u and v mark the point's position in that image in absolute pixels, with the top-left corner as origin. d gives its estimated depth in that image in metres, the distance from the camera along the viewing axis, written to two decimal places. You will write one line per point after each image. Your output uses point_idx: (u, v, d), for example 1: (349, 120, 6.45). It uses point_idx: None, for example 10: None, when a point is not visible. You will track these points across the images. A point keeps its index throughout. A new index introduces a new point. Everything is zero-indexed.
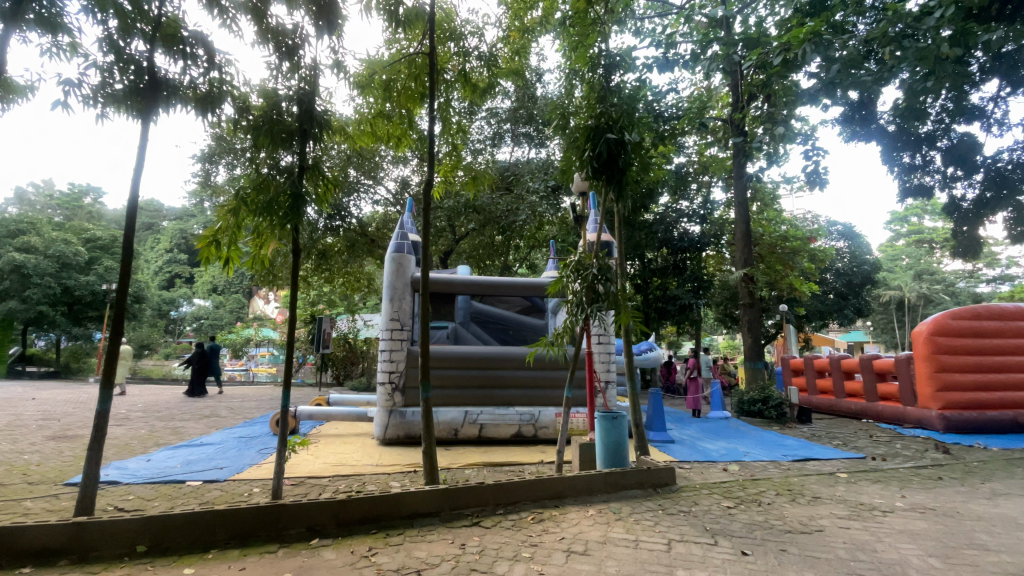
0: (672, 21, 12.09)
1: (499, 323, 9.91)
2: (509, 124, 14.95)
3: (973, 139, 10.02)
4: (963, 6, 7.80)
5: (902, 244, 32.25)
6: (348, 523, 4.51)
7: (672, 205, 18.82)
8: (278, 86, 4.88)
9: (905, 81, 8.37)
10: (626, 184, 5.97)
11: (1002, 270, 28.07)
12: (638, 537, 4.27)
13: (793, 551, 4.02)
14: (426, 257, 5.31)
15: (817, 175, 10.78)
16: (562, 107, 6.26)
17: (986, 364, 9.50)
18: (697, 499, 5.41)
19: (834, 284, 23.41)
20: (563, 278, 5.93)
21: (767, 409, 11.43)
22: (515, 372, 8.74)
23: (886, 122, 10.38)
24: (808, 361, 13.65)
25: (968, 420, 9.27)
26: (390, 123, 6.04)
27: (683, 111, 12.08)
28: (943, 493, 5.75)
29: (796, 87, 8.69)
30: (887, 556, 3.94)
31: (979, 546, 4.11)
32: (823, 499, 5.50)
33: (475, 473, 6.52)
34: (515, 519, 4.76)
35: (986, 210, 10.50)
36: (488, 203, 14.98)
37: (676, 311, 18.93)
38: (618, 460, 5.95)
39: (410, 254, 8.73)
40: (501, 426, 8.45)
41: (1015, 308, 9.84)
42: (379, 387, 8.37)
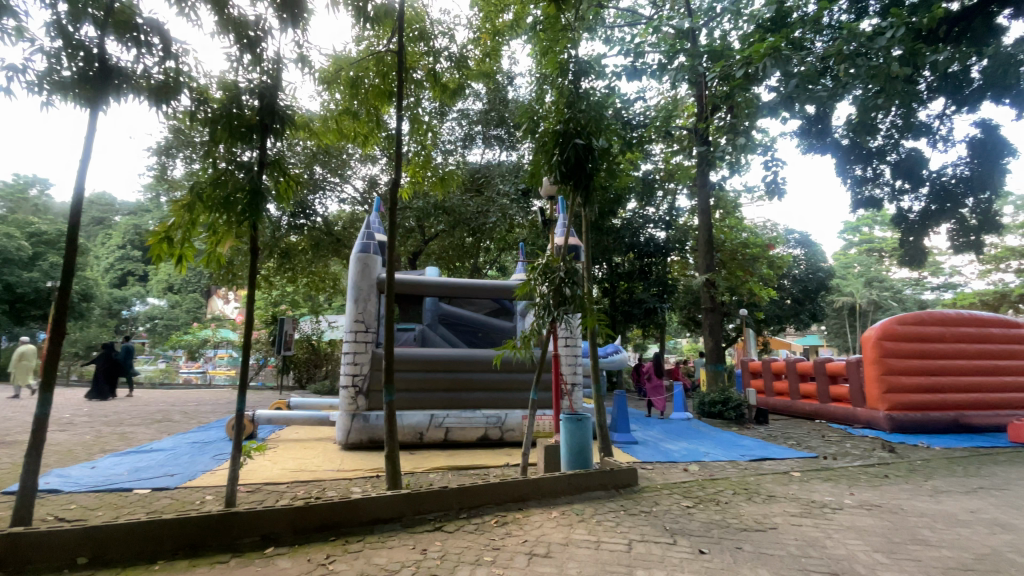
0: (641, 30, 12.36)
1: (467, 325, 9.87)
2: (480, 126, 14.93)
3: (919, 154, 10.60)
4: (912, 29, 8.25)
5: (855, 252, 33.84)
6: (305, 530, 4.38)
7: (640, 211, 19.22)
8: (238, 79, 4.73)
9: (858, 97, 8.76)
10: (593, 189, 6.08)
11: (946, 279, 29.81)
12: (600, 538, 4.31)
13: (747, 548, 4.15)
14: (392, 259, 5.22)
15: (776, 185, 11.22)
16: (532, 111, 6.24)
17: (929, 367, 10.07)
18: (658, 499, 5.51)
19: (791, 290, 24.39)
20: (531, 281, 5.91)
21: (727, 410, 11.78)
22: (481, 375, 8.71)
23: (840, 136, 10.93)
24: (765, 364, 14.15)
25: (912, 420, 9.78)
26: (357, 120, 5.91)
27: (650, 120, 12.37)
28: (888, 490, 6.06)
29: (757, 100, 8.98)
30: (836, 551, 4.11)
31: (919, 541, 4.35)
32: (777, 497, 5.70)
33: (440, 478, 6.45)
34: (478, 523, 4.73)
35: (930, 222, 11.12)
36: (458, 204, 14.88)
37: (642, 314, 19.30)
38: (582, 462, 5.99)
39: (376, 254, 8.58)
40: (468, 429, 8.38)
41: (955, 314, 10.48)
42: (342, 390, 8.18)
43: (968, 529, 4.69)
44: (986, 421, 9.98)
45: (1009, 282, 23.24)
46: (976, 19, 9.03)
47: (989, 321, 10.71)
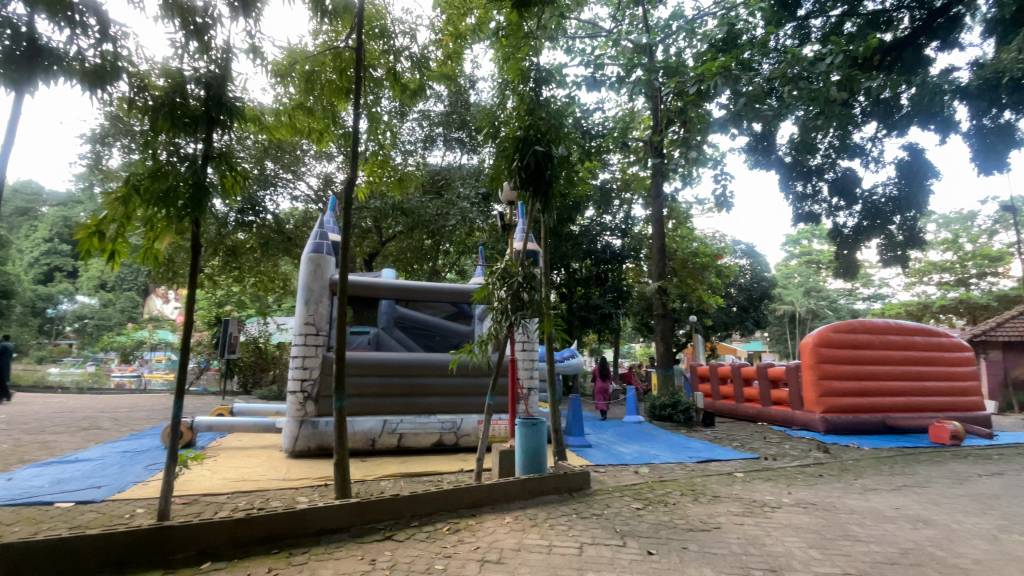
0: (600, 43, 12.68)
1: (424, 329, 9.70)
2: (441, 128, 14.81)
3: (853, 174, 11.39)
4: (849, 56, 8.84)
5: (795, 263, 35.85)
6: (246, 543, 4.17)
7: (597, 219, 19.64)
8: (183, 67, 4.48)
9: (800, 118, 9.24)
10: (552, 196, 6.17)
11: (875, 290, 32.07)
12: (552, 542, 4.33)
13: (693, 548, 4.28)
14: (345, 259, 5.07)
15: (724, 198, 11.75)
16: (493, 115, 6.25)
17: (860, 372, 10.79)
18: (610, 502, 5.60)
19: (737, 298, 25.55)
20: (489, 285, 5.87)
21: (676, 414, 12.16)
22: (437, 379, 8.60)
23: (784, 154, 11.61)
24: (713, 369, 14.74)
25: (845, 422, 10.44)
26: (312, 116, 5.73)
27: (608, 130, 12.66)
28: (822, 489, 6.43)
29: (708, 116, 9.36)
30: (774, 549, 4.32)
31: (850, 537, 4.63)
32: (721, 498, 5.92)
33: (391, 485, 6.30)
34: (430, 531, 4.65)
35: (863, 237, 11.94)
36: (417, 206, 14.68)
37: (598, 320, 19.66)
38: (537, 467, 6.01)
39: (329, 255, 8.32)
40: (422, 434, 8.23)
41: (883, 323, 11.28)
42: (289, 396, 7.87)
43: (893, 525, 5.03)
44: (911, 422, 10.73)
45: (930, 294, 25.25)
46: (906, 50, 9.80)
47: (913, 330, 11.59)
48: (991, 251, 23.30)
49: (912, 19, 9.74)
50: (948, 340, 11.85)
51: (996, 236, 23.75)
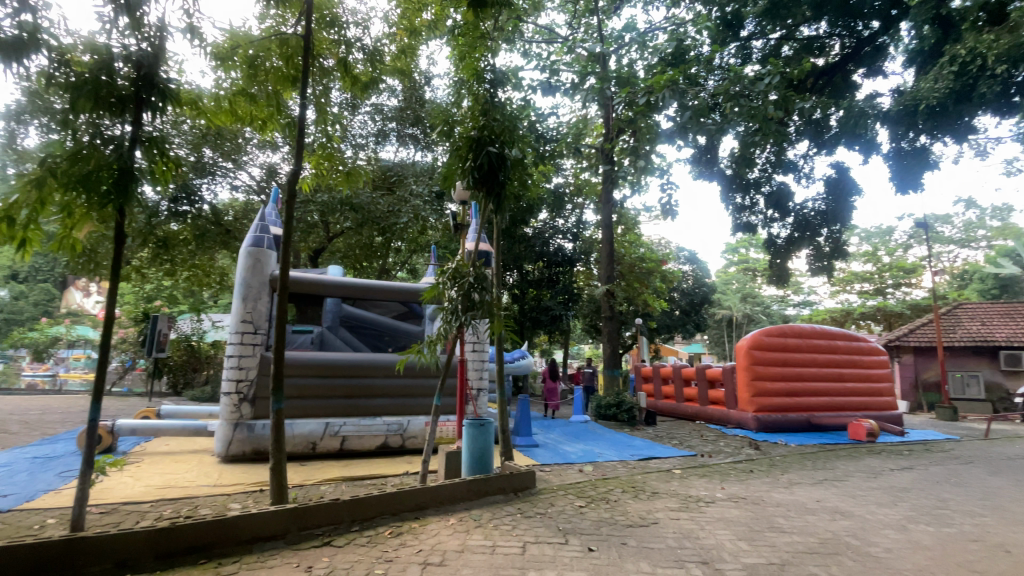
0: (557, 49, 12.85)
1: (372, 329, 9.45)
2: (394, 123, 14.46)
3: (786, 188, 12.16)
4: (785, 78, 9.41)
5: (734, 270, 37.79)
6: (171, 554, 3.91)
7: (550, 222, 19.93)
8: (111, 43, 4.15)
9: (740, 134, 9.70)
10: (505, 197, 6.20)
11: (804, 297, 34.43)
12: (496, 542, 4.35)
13: (632, 543, 4.43)
14: (286, 254, 4.86)
15: (669, 207, 12.23)
16: (447, 114, 6.18)
17: (789, 373, 11.57)
18: (554, 501, 5.68)
19: (680, 302, 26.67)
20: (439, 285, 5.80)
21: (621, 413, 12.52)
22: (383, 381, 8.43)
23: (725, 167, 12.23)
24: (656, 370, 15.31)
25: (775, 421, 11.15)
26: (254, 103, 5.45)
27: (562, 136, 12.88)
28: (752, 484, 6.83)
29: (656, 127, 9.68)
30: (707, 541, 4.54)
31: (775, 529, 4.95)
32: (660, 494, 6.15)
33: (332, 490, 6.10)
34: (371, 535, 4.55)
35: (793, 247, 12.76)
36: (367, 202, 14.26)
37: (548, 321, 19.94)
38: (482, 467, 6.00)
39: (271, 249, 7.98)
40: (366, 437, 8.03)
41: (810, 327, 12.14)
42: (223, 398, 7.46)
43: (814, 516, 5.42)
44: (832, 420, 11.57)
45: (852, 302, 27.38)
46: (837, 74, 10.55)
47: (836, 335, 12.54)
48: (905, 264, 25.58)
49: (842, 46, 10.40)
50: (864, 345, 12.92)
51: (910, 250, 26.08)
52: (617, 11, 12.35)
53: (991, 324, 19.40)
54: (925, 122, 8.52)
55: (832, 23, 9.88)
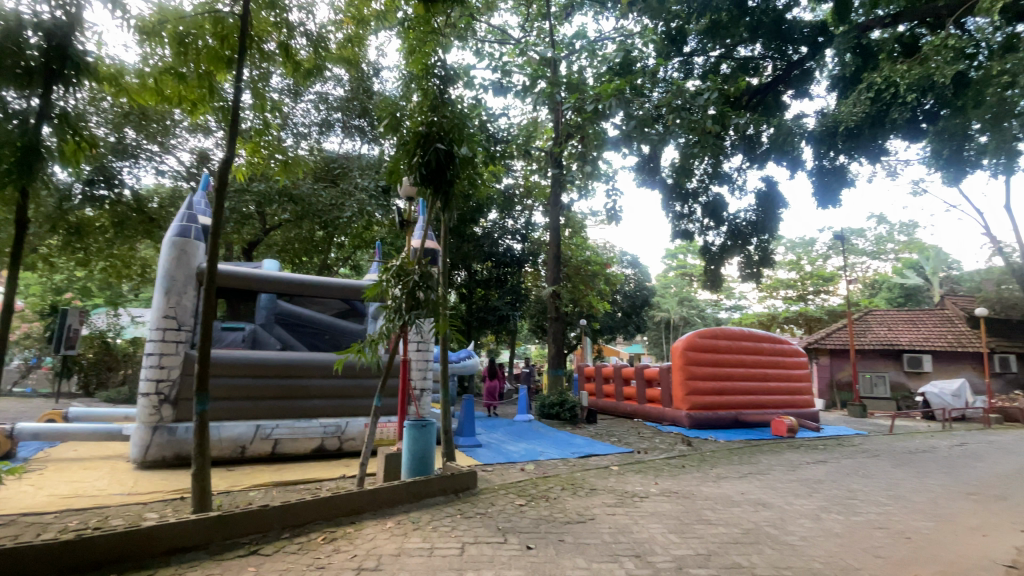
0: (509, 50, 12.89)
1: (310, 327, 9.02)
2: (340, 113, 13.94)
3: (721, 199, 12.87)
4: (723, 94, 9.94)
5: (672, 274, 39.50)
6: (74, 569, 3.61)
7: (499, 222, 19.95)
8: (18, 8, 3.73)
9: (680, 146, 10.11)
10: (453, 195, 6.16)
11: (736, 302, 36.60)
12: (433, 545, 4.30)
13: (569, 540, 4.52)
14: (215, 246, 4.56)
15: (614, 212, 12.61)
16: (395, 107, 6.04)
17: (719, 373, 12.27)
18: (494, 500, 5.69)
19: (622, 304, 27.57)
20: (383, 282, 5.66)
21: (564, 411, 12.77)
22: (322, 381, 8.12)
23: (667, 176, 12.74)
24: (598, 369, 15.75)
25: (706, 418, 11.79)
26: (184, 84, 5.02)
27: (513, 136, 12.94)
28: (684, 479, 7.17)
29: (604, 134, 9.92)
30: (640, 535, 4.72)
31: (703, 521, 5.22)
32: (598, 490, 6.32)
33: (261, 496, 5.80)
34: (302, 541, 4.36)
35: (725, 255, 13.51)
36: (308, 193, 13.65)
37: (495, 321, 19.98)
38: (423, 469, 5.91)
39: (199, 240, 7.46)
40: (301, 440, 7.69)
41: (739, 330, 12.91)
42: (140, 400, 6.91)
43: (739, 508, 5.77)
44: (757, 417, 12.37)
45: (777, 307, 29.43)
46: (768, 94, 10.93)
47: (762, 338, 13.40)
48: (824, 273, 27.80)
49: (774, 68, 10.86)
50: (787, 347, 13.90)
51: (829, 260, 28.36)
52: (568, 18, 12.58)
53: (896, 329, 21.47)
54: (845, 143, 9.24)
55: (766, 45, 10.39)
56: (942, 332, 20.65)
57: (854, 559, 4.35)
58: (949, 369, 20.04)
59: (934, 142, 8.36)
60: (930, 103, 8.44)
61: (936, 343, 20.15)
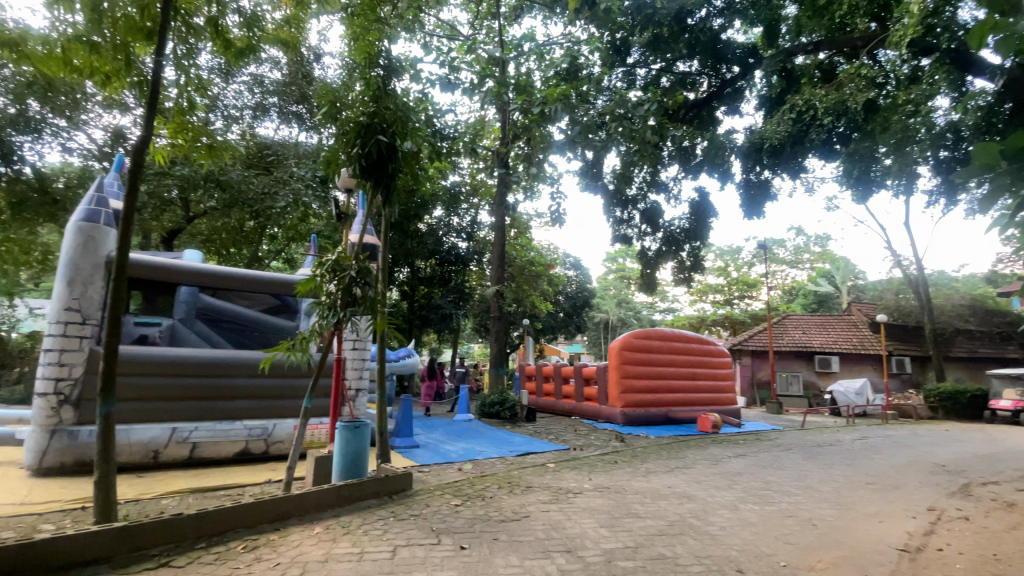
0: (457, 46, 12.76)
1: (237, 323, 8.46)
2: (276, 98, 13.20)
3: (658, 207, 13.42)
4: (662, 106, 10.34)
5: (612, 276, 40.76)
6: None
7: (444, 219, 19.68)
8: None
9: (622, 153, 10.44)
10: (394, 189, 6.00)
11: (670, 304, 38.42)
12: (363, 549, 4.19)
13: (502, 539, 4.55)
14: (126, 232, 4.17)
15: (558, 215, 12.82)
16: (335, 94, 5.79)
17: (652, 372, 12.84)
18: (429, 501, 5.62)
19: (564, 305, 28.16)
20: (317, 277, 5.42)
21: (503, 410, 12.84)
22: (246, 381, 7.68)
23: (608, 182, 13.16)
24: (539, 369, 15.99)
25: (639, 415, 12.30)
26: (96, 54, 4.58)
27: (461, 133, 12.77)
28: (616, 474, 7.44)
29: (549, 137, 10.05)
30: (572, 531, 4.84)
31: (632, 514, 5.44)
32: (534, 488, 6.42)
33: (176, 503, 5.39)
34: (220, 551, 4.10)
35: (660, 260, 14.12)
36: (238, 180, 12.81)
37: (437, 319, 19.76)
38: (355, 471, 5.73)
39: (109, 227, 6.82)
40: (222, 444, 7.21)
41: (671, 331, 13.57)
42: (36, 400, 6.22)
43: (666, 501, 6.07)
44: (686, 413, 13.03)
45: (707, 310, 31.21)
46: (703, 109, 11.45)
47: (692, 338, 14.13)
48: (748, 279, 29.82)
49: (710, 85, 11.38)
50: (714, 348, 14.74)
51: (753, 268, 30.44)
52: (518, 19, 12.65)
53: (808, 332, 23.42)
54: (769, 159, 9.85)
55: (702, 62, 10.90)
56: (848, 336, 22.75)
57: (767, 545, 4.70)
58: (853, 369, 22.11)
59: (847, 163, 9.11)
60: (843, 127, 8.95)
61: (842, 346, 22.17)
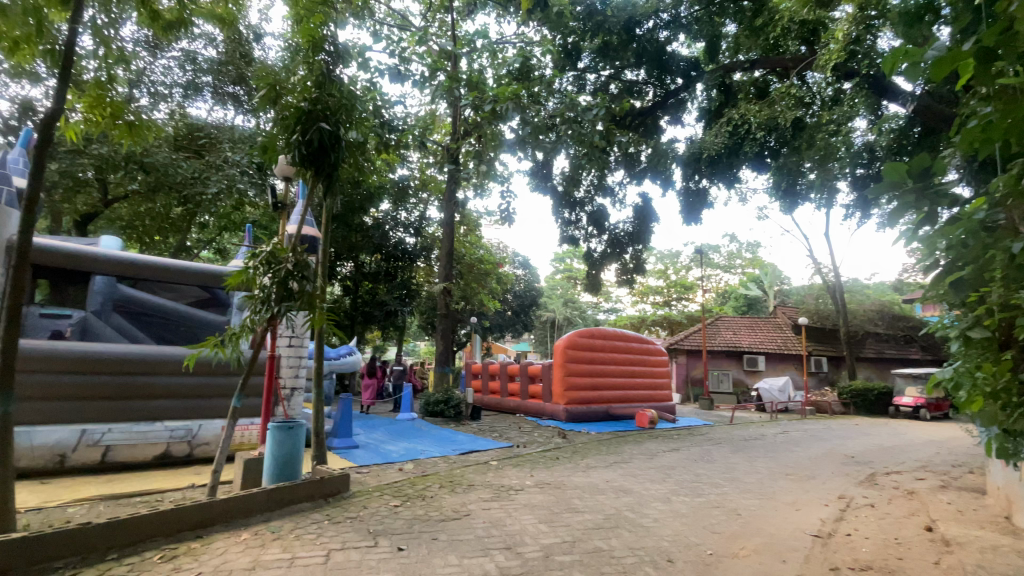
0: (409, 37, 12.46)
1: (160, 317, 7.60)
2: (210, 77, 12.33)
3: (604, 210, 13.76)
4: (610, 112, 10.57)
5: (559, 276, 41.44)
6: None
7: (391, 213, 19.21)
8: None
9: (572, 156, 10.62)
10: (337, 179, 5.76)
11: (613, 305, 39.60)
12: (294, 554, 4.00)
13: (442, 538, 4.50)
14: (31, 212, 3.73)
15: (508, 213, 12.85)
16: (275, 78, 5.49)
17: (595, 370, 13.18)
18: (367, 503, 5.47)
19: (511, 303, 28.31)
20: (249, 270, 5.12)
21: (448, 409, 12.70)
22: (167, 379, 7.14)
23: (558, 183, 13.38)
24: (484, 367, 15.96)
25: (581, 412, 12.58)
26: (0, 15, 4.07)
27: (410, 126, 12.48)
28: (557, 470, 7.57)
29: (500, 136, 10.00)
30: (512, 528, 4.86)
31: (571, 509, 5.55)
32: (475, 486, 6.40)
33: (84, 511, 4.92)
34: (133, 562, 3.78)
35: (604, 261, 14.49)
36: (165, 163, 11.87)
37: (382, 316, 19.29)
38: (288, 474, 5.46)
39: (11, 208, 6.14)
40: (139, 447, 6.66)
41: (614, 330, 13.99)
42: None
43: (603, 495, 6.24)
44: (625, 410, 13.49)
45: (648, 311, 32.43)
46: (648, 118, 11.80)
47: (633, 338, 14.62)
48: (686, 282, 31.29)
49: (654, 94, 11.72)
50: (654, 347, 15.30)
51: (690, 271, 31.93)
52: (471, 16, 12.54)
53: (738, 333, 24.90)
54: (707, 169, 10.36)
55: (648, 72, 11.25)
56: (773, 338, 24.40)
57: (696, 535, 4.94)
58: (777, 368, 23.74)
59: (776, 176, 9.75)
60: (773, 142, 9.69)
61: (768, 347, 23.74)
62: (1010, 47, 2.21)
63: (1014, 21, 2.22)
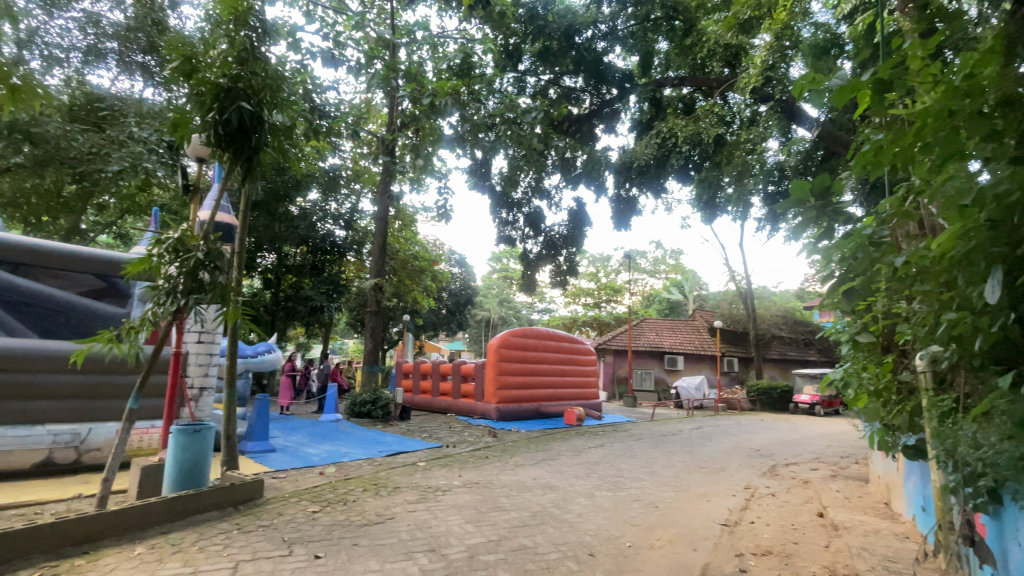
0: (345, 21, 11.91)
1: (45, 307, 6.71)
2: (115, 43, 11.08)
3: (540, 212, 13.97)
4: (548, 116, 10.71)
5: (496, 276, 41.64)
6: None
7: (321, 203, 18.31)
8: None
9: (510, 156, 10.64)
10: (258, 164, 5.38)
11: (546, 305, 40.35)
12: (197, 568, 3.68)
13: (363, 543, 4.34)
14: None
15: (445, 210, 12.67)
16: (190, 49, 5.02)
17: (527, 369, 13.35)
18: (282, 509, 5.15)
19: (446, 301, 27.99)
20: (152, 257, 4.65)
21: (375, 410, 12.29)
22: (50, 377, 6.32)
23: (495, 183, 13.41)
24: (416, 365, 15.60)
25: (512, 411, 12.68)
26: None
27: (343, 113, 11.92)
28: (485, 469, 7.56)
29: (439, 131, 9.82)
30: (437, 529, 4.79)
31: (498, 508, 5.56)
32: (401, 488, 6.23)
33: None
34: None
35: (539, 262, 14.70)
36: (55, 134, 10.51)
37: (306, 312, 18.31)
38: (192, 481, 5.01)
39: None
40: (14, 454, 5.88)
41: (547, 330, 14.24)
42: None
43: (530, 493, 6.31)
44: (554, 408, 13.78)
45: (579, 312, 33.39)
46: (584, 125, 12.09)
47: (564, 338, 14.95)
48: (615, 285, 32.54)
49: (591, 102, 12.00)
50: (584, 347, 15.75)
51: (620, 275, 33.25)
52: (411, 6, 12.21)
53: (661, 334, 26.26)
54: (637, 177, 10.82)
55: (585, 80, 11.53)
56: (693, 340, 25.96)
57: (616, 529, 5.13)
58: (695, 368, 25.32)
59: (699, 189, 10.41)
60: (697, 156, 10.19)
61: (687, 348, 25.25)
62: (900, 82, 2.51)
63: (904, 60, 2.52)
